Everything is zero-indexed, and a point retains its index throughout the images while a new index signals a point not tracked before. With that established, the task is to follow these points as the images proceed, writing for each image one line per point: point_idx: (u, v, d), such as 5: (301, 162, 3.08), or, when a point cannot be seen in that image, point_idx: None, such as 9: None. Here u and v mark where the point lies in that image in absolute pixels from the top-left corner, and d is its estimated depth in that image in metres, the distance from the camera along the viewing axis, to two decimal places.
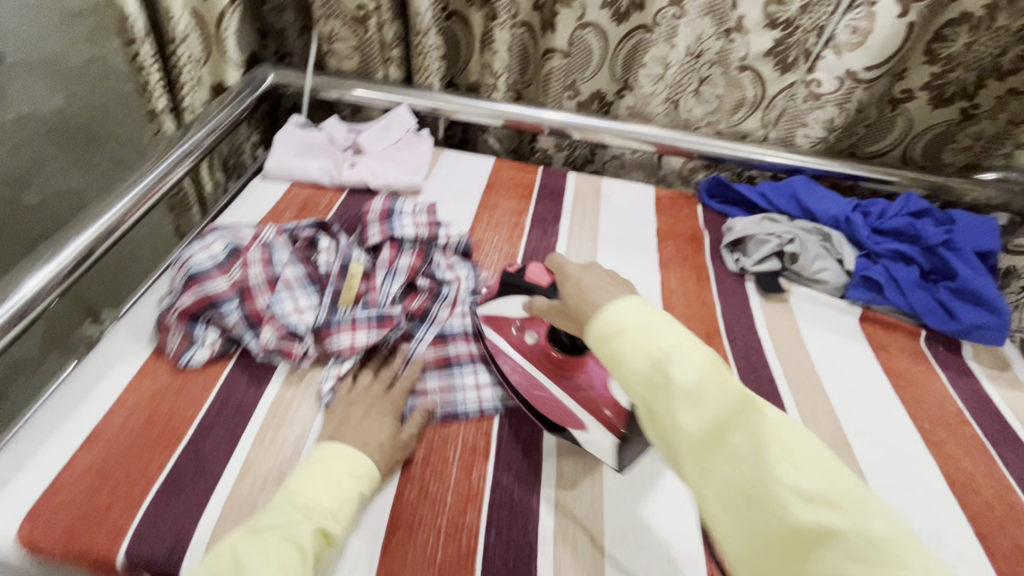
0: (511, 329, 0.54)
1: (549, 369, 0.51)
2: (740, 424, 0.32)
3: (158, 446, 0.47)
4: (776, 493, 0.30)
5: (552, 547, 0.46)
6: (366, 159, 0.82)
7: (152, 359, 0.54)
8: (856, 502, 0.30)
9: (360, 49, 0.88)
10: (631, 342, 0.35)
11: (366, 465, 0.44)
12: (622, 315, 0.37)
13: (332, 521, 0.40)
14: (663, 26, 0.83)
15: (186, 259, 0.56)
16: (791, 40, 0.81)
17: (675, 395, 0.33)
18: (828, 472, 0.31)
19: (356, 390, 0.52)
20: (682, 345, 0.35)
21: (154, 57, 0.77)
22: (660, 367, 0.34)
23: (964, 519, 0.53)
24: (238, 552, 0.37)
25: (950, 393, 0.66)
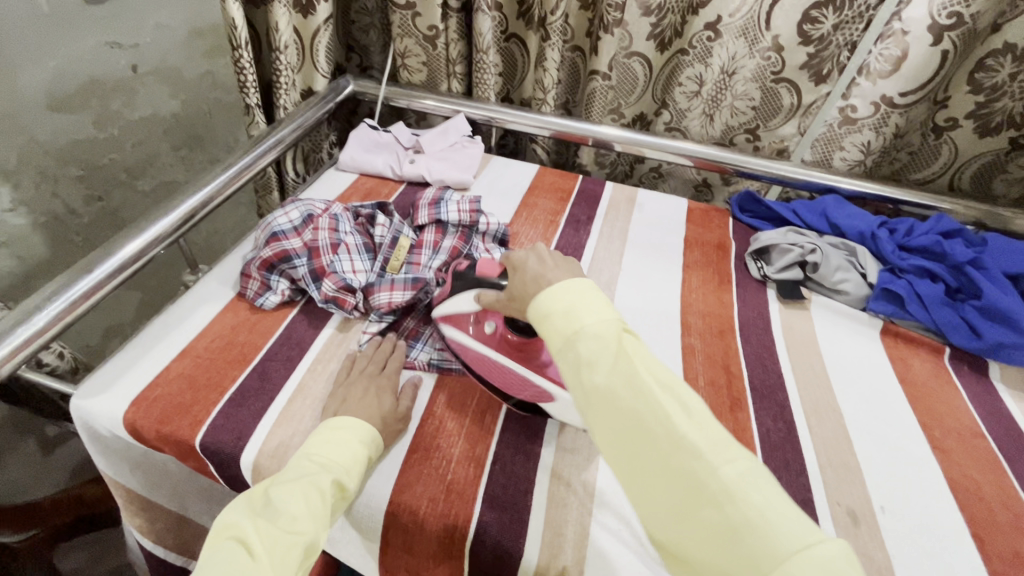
0: (468, 324, 0.58)
1: (512, 353, 0.54)
2: (630, 388, 0.39)
3: (233, 365, 0.58)
4: (658, 444, 0.37)
5: (549, 482, 0.51)
6: (425, 157, 0.93)
7: (235, 299, 0.66)
8: (715, 449, 0.36)
9: (429, 63, 1.01)
10: (554, 326, 0.42)
11: (372, 433, 0.49)
12: (551, 299, 0.43)
13: (346, 475, 0.45)
14: (699, 48, 0.92)
15: (270, 222, 0.68)
16: (824, 54, 0.85)
17: (583, 368, 0.40)
18: (704, 426, 0.38)
19: (382, 348, 0.61)
20: (595, 323, 0.41)
21: (252, 61, 0.91)
22: (575, 345, 0.41)
23: (962, 520, 0.54)
24: (269, 493, 0.42)
25: (968, 407, 0.66)
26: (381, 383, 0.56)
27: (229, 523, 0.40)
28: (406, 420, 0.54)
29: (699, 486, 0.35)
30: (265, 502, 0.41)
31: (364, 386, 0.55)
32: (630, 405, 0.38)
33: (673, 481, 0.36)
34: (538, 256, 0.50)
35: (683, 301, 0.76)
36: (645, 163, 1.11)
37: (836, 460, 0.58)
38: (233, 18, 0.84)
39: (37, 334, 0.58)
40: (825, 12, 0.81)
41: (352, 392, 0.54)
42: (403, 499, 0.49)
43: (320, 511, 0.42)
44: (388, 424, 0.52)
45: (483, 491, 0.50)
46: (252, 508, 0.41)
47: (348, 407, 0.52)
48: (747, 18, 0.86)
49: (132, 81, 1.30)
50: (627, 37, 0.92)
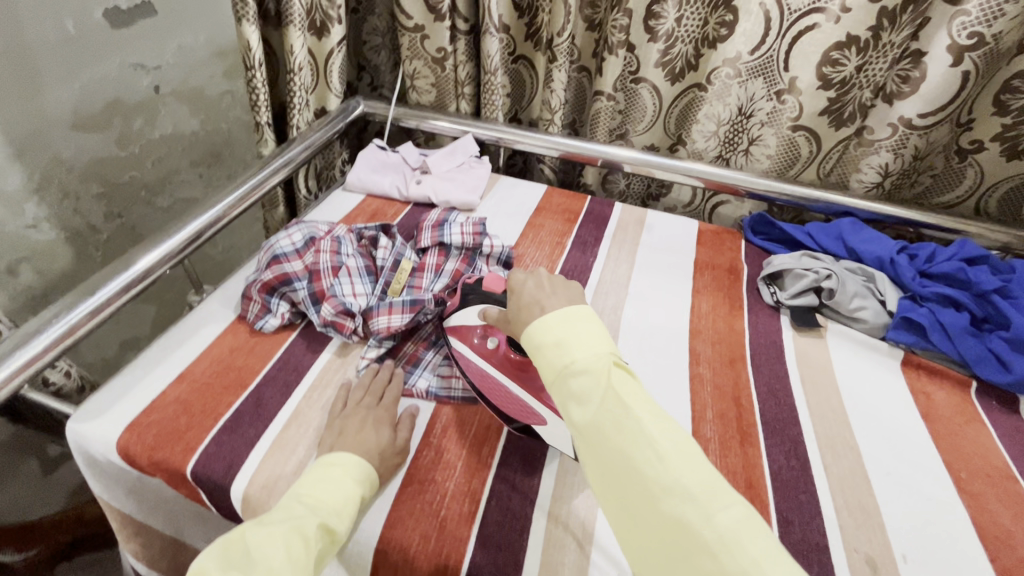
0: (472, 338, 0.57)
1: (510, 371, 0.54)
2: (619, 426, 0.37)
3: (229, 390, 0.57)
4: (649, 490, 0.35)
5: (546, 522, 0.49)
6: (431, 178, 0.93)
7: (235, 322, 0.65)
8: (708, 492, 0.34)
9: (437, 85, 1.02)
10: (546, 359, 0.41)
11: (367, 470, 0.48)
12: (545, 330, 0.42)
13: (334, 518, 0.44)
14: (717, 84, 0.90)
15: (272, 244, 0.68)
16: (846, 96, 0.84)
17: (574, 405, 0.39)
18: (693, 467, 0.35)
19: (378, 377, 0.59)
20: (582, 355, 0.40)
21: (264, 82, 0.92)
22: (565, 378, 0.40)
23: (992, 572, 0.50)
24: (247, 539, 0.40)
25: (996, 446, 0.62)
26: (377, 416, 0.54)
27: (201, 571, 0.38)
28: (404, 452, 0.53)
29: (691, 535, 0.33)
30: (242, 551, 0.39)
31: (360, 420, 0.53)
32: (618, 446, 0.37)
33: (662, 530, 0.34)
34: (536, 279, 0.49)
35: (692, 326, 0.74)
36: (658, 201, 1.11)
37: (852, 502, 0.54)
38: (248, 41, 0.86)
39: (37, 357, 0.58)
40: (847, 54, 0.80)
41: (347, 426, 0.53)
42: (394, 536, 0.47)
43: (302, 559, 0.40)
44: (385, 458, 0.51)
45: (476, 529, 0.48)
46: (226, 556, 0.39)
47: (344, 443, 0.51)
48: (767, 58, 0.85)
49: (153, 102, 1.27)
50: (635, 61, 0.92)
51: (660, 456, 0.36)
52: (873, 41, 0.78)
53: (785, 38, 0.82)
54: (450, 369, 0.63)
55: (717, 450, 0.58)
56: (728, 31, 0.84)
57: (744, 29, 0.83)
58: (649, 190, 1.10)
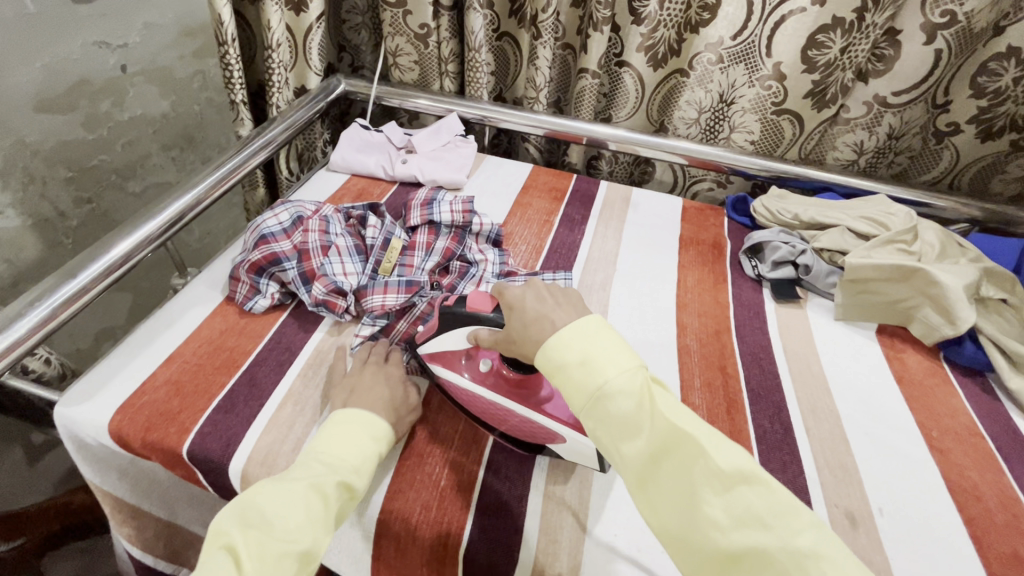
0: (461, 361, 0.55)
1: (508, 392, 0.50)
2: (674, 452, 0.37)
3: (221, 370, 0.57)
4: (716, 517, 0.34)
5: (544, 489, 0.51)
6: (416, 158, 0.93)
7: (223, 303, 0.64)
8: (777, 513, 0.34)
9: (420, 62, 1.01)
10: (576, 381, 0.40)
11: (382, 430, 0.49)
12: (566, 349, 0.41)
13: (353, 476, 0.44)
14: (698, 70, 0.92)
15: (258, 224, 0.67)
16: (829, 79, 0.84)
17: (619, 433, 0.38)
18: (753, 487, 0.35)
19: (374, 351, 0.59)
20: (621, 378, 0.39)
21: (237, 57, 0.89)
22: (604, 403, 0.39)
23: (960, 522, 0.53)
24: (267, 498, 0.40)
25: (965, 407, 0.66)
26: (388, 374, 0.56)
27: (223, 530, 0.38)
28: (415, 409, 0.54)
29: (768, 560, 0.33)
30: (260, 510, 0.39)
31: (372, 379, 0.54)
32: (677, 474, 0.36)
33: (735, 560, 0.34)
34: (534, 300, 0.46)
35: (678, 300, 0.76)
36: (646, 182, 1.11)
37: (833, 461, 0.57)
38: (220, 15, 0.83)
39: (18, 343, 0.56)
40: (832, 35, 0.80)
41: (359, 384, 0.54)
42: (396, 506, 0.48)
43: (320, 518, 0.40)
44: (398, 415, 0.52)
45: (476, 498, 0.49)
46: (244, 517, 0.38)
47: (357, 401, 0.51)
48: (748, 44, 0.86)
49: (121, 81, 1.24)
50: (620, 42, 0.93)
51: (721, 481, 0.35)
52: (857, 22, 0.78)
53: (766, 24, 0.82)
54: None
55: (704, 417, 0.60)
56: (710, 14, 0.85)
57: (725, 14, 0.84)
58: (633, 170, 1.11)
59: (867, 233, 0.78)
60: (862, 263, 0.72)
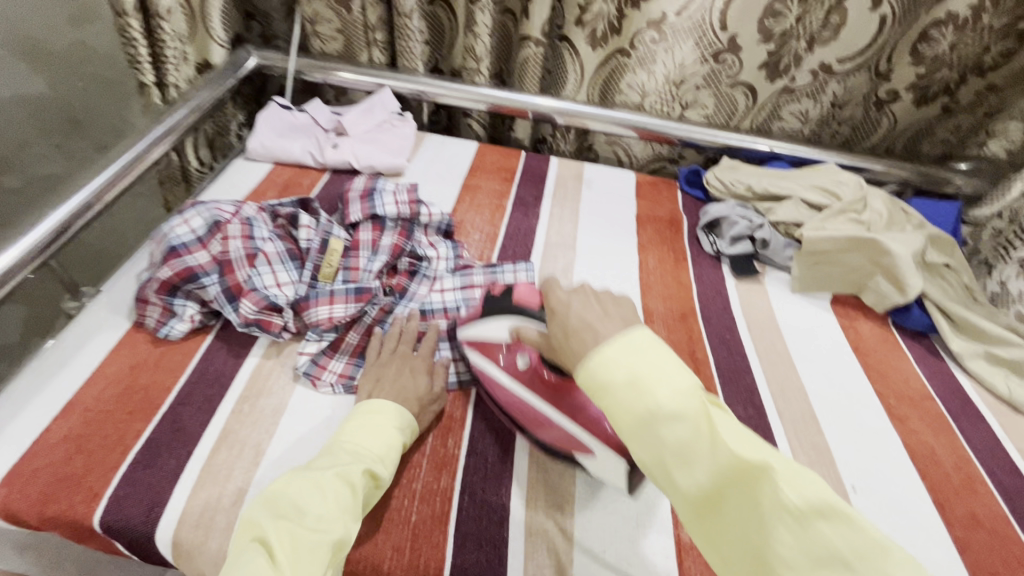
0: (500, 355, 0.51)
1: (546, 395, 0.49)
2: (740, 484, 0.33)
3: (135, 414, 0.48)
4: (786, 558, 0.31)
5: (525, 510, 0.47)
6: (349, 140, 0.83)
7: (131, 331, 0.55)
8: (861, 555, 0.30)
9: (343, 31, 0.90)
10: (624, 405, 0.36)
11: (407, 418, 0.48)
12: (610, 368, 0.37)
13: (379, 464, 0.43)
14: (641, 49, 0.87)
15: (164, 233, 0.57)
16: (783, 49, 0.84)
17: (674, 461, 0.35)
18: (830, 520, 0.31)
19: (385, 351, 0.55)
20: (675, 396, 0.35)
21: (141, 31, 0.77)
22: (653, 427, 0.35)
23: (923, 488, 0.55)
24: (292, 491, 0.39)
25: (915, 371, 0.68)
26: (414, 366, 0.53)
27: (252, 521, 0.37)
28: (439, 399, 0.53)
29: None
30: (290, 502, 0.38)
31: (396, 368, 0.53)
32: (741, 507, 0.33)
33: None
34: (583, 300, 0.43)
35: (642, 284, 0.73)
36: (596, 159, 1.06)
37: (806, 443, 0.57)
38: None
39: None
40: (788, 4, 0.79)
41: (385, 373, 0.52)
42: (364, 553, 0.43)
43: (350, 506, 0.39)
44: (422, 405, 0.51)
45: (452, 530, 0.45)
46: (273, 508, 0.38)
47: (382, 391, 0.50)
48: (697, 17, 0.82)
49: None
50: (561, 14, 0.86)
51: (795, 516, 0.31)
52: None
53: None
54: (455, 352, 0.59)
55: None
56: None
57: None
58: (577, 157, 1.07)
59: (820, 204, 0.79)
60: (818, 236, 0.73)
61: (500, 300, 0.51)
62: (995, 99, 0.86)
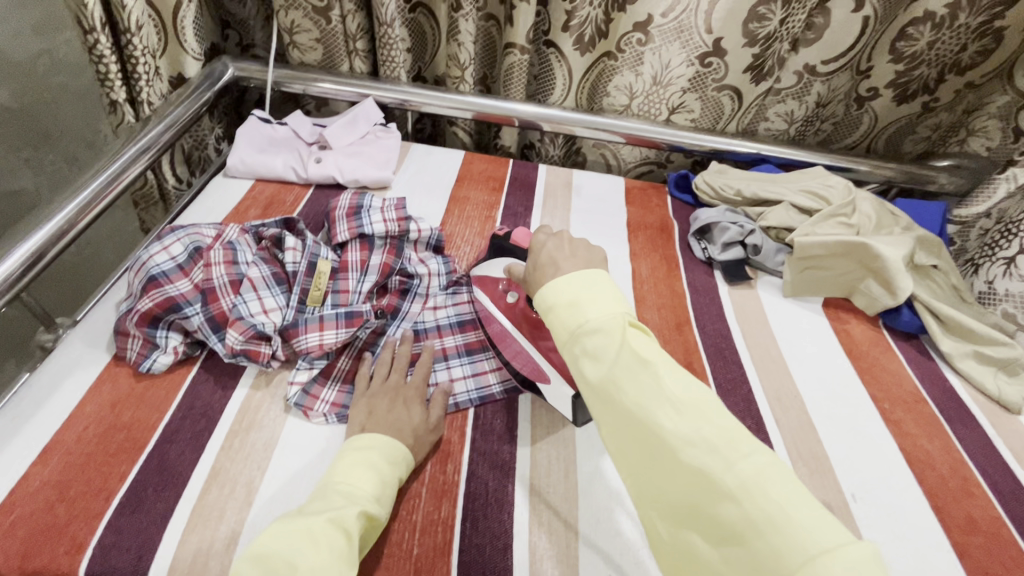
0: (495, 289, 0.60)
1: (525, 329, 0.56)
2: (632, 381, 0.36)
3: (119, 456, 0.46)
4: (663, 437, 0.34)
5: (528, 536, 0.46)
6: (332, 154, 0.81)
7: (112, 366, 0.52)
8: (727, 438, 0.33)
9: (323, 40, 0.88)
10: (560, 318, 0.41)
11: (399, 451, 0.46)
12: (559, 288, 0.42)
13: (373, 504, 0.42)
14: (629, 52, 0.86)
15: (143, 261, 0.54)
16: (767, 53, 0.83)
17: (586, 359, 0.38)
18: (708, 417, 0.35)
19: (374, 386, 0.53)
20: (606, 313, 0.39)
21: (110, 48, 0.73)
22: (580, 338, 0.39)
23: (921, 493, 0.55)
24: (281, 539, 0.37)
25: (907, 372, 0.69)
26: (406, 396, 0.52)
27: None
28: (437, 429, 0.52)
29: (713, 484, 0.32)
30: (279, 553, 0.36)
31: (389, 400, 0.52)
32: (634, 399, 0.36)
33: (684, 484, 0.33)
34: (557, 241, 0.48)
35: (636, 294, 0.73)
36: (584, 164, 1.05)
37: (805, 451, 0.57)
38: None
39: None
40: (772, 8, 0.78)
41: (376, 405, 0.51)
42: None
43: (345, 552, 0.37)
44: (419, 437, 0.50)
45: (455, 562, 0.44)
46: (263, 564, 0.35)
47: (375, 425, 0.49)
48: (681, 19, 0.81)
49: None
50: (547, 19, 0.85)
51: (676, 407, 0.35)
52: None
53: None
54: (451, 373, 0.58)
55: None
56: None
57: None
58: (564, 161, 1.05)
59: (809, 207, 0.79)
60: (810, 241, 0.73)
61: (499, 240, 0.60)
62: (973, 96, 0.88)
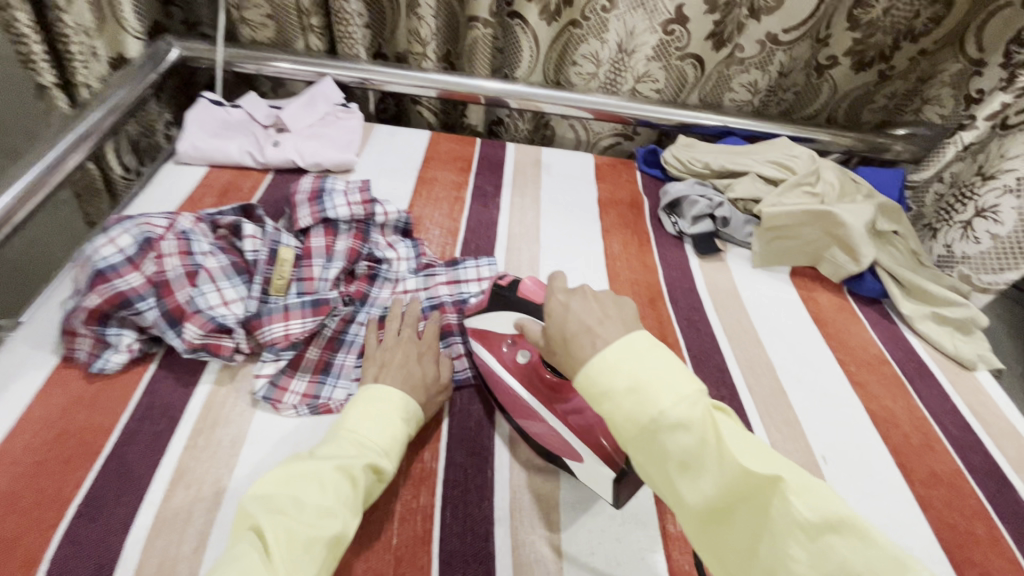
0: (502, 346, 0.53)
1: (542, 394, 0.49)
2: (745, 499, 0.31)
3: (73, 462, 0.43)
4: (800, 573, 0.29)
5: (509, 519, 0.46)
6: (291, 137, 0.78)
7: (61, 368, 0.49)
8: (882, 574, 0.27)
9: (274, 16, 0.83)
10: (623, 410, 0.33)
11: (414, 407, 0.47)
12: (610, 372, 0.34)
13: (383, 458, 0.42)
14: (593, 19, 0.84)
15: (88, 254, 0.50)
16: (726, 19, 0.84)
17: (681, 476, 0.32)
18: (844, 533, 0.29)
19: (388, 338, 0.53)
20: (679, 398, 0.32)
21: (34, 27, 0.65)
22: (657, 438, 0.32)
23: (886, 452, 0.57)
24: (292, 483, 0.38)
25: (871, 336, 0.71)
26: (420, 351, 0.53)
27: (248, 512, 0.36)
28: (445, 389, 0.53)
29: None
30: (286, 497, 0.37)
31: (403, 353, 0.51)
32: (751, 522, 0.31)
33: None
34: (582, 300, 0.40)
35: (609, 271, 0.72)
36: (551, 142, 1.04)
37: (777, 418, 0.58)
38: None
39: None
40: None
41: (389, 359, 0.51)
42: None
43: (349, 498, 0.39)
44: (429, 393, 0.50)
45: (437, 549, 0.43)
46: (271, 502, 0.36)
47: (389, 375, 0.48)
48: None
49: None
50: None
51: (806, 531, 0.29)
52: None
53: None
54: None
55: None
56: None
57: None
58: (533, 137, 1.03)
59: (776, 178, 0.80)
60: (778, 211, 0.74)
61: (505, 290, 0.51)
62: (927, 63, 0.89)
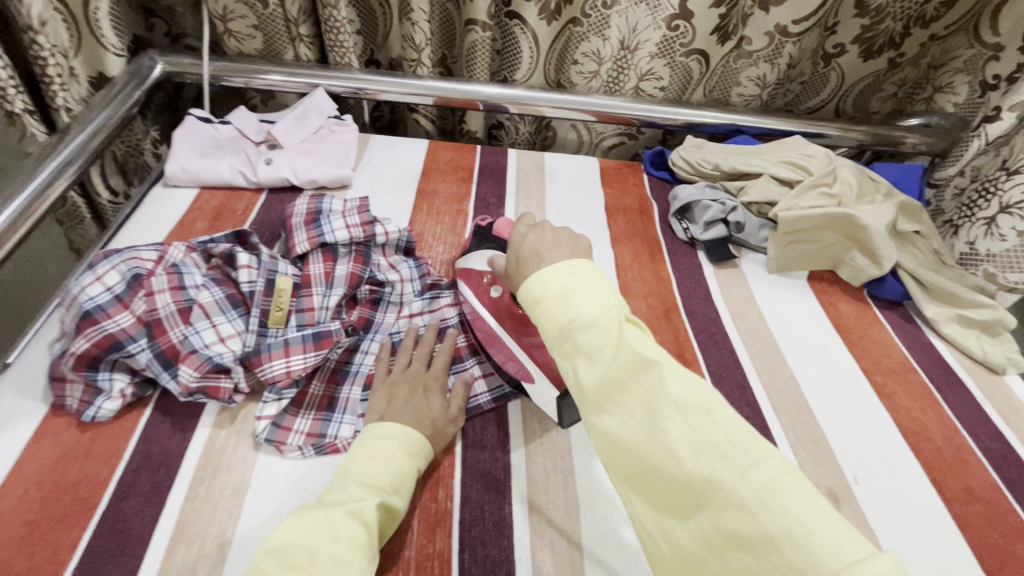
0: (478, 283, 0.57)
1: (509, 324, 0.54)
2: (632, 381, 0.32)
3: (67, 521, 0.41)
4: (666, 438, 0.30)
5: (531, 560, 0.44)
6: (283, 153, 0.74)
7: (51, 417, 0.47)
8: (740, 446, 0.29)
9: (262, 26, 0.80)
10: (548, 314, 0.37)
11: (420, 441, 0.45)
12: (544, 282, 0.38)
13: (392, 495, 0.40)
14: (594, 17, 0.80)
15: (73, 296, 0.48)
16: (731, 13, 0.80)
17: (580, 358, 0.35)
18: (705, 413, 0.31)
19: (395, 372, 0.51)
20: (600, 307, 0.36)
21: None
22: (571, 335, 0.35)
23: (919, 468, 0.55)
24: (300, 533, 0.35)
25: (895, 342, 0.68)
26: (427, 384, 0.51)
27: (259, 571, 0.33)
28: (458, 420, 0.50)
29: (723, 492, 0.28)
30: (299, 550, 0.34)
31: (404, 386, 0.50)
32: (635, 402, 0.32)
33: (685, 490, 0.29)
34: (540, 231, 0.45)
35: (619, 283, 0.70)
36: (553, 145, 1.02)
37: (804, 435, 0.56)
38: None
39: None
40: None
41: (397, 394, 0.49)
42: None
43: (364, 543, 0.36)
44: (439, 426, 0.48)
45: None
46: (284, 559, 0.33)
47: (396, 412, 0.47)
48: None
49: None
50: None
51: (678, 407, 0.31)
52: None
53: None
54: None
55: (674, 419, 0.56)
56: None
57: None
58: (535, 140, 1.00)
59: (790, 178, 0.77)
60: (793, 215, 0.71)
61: None
62: (937, 49, 0.86)
